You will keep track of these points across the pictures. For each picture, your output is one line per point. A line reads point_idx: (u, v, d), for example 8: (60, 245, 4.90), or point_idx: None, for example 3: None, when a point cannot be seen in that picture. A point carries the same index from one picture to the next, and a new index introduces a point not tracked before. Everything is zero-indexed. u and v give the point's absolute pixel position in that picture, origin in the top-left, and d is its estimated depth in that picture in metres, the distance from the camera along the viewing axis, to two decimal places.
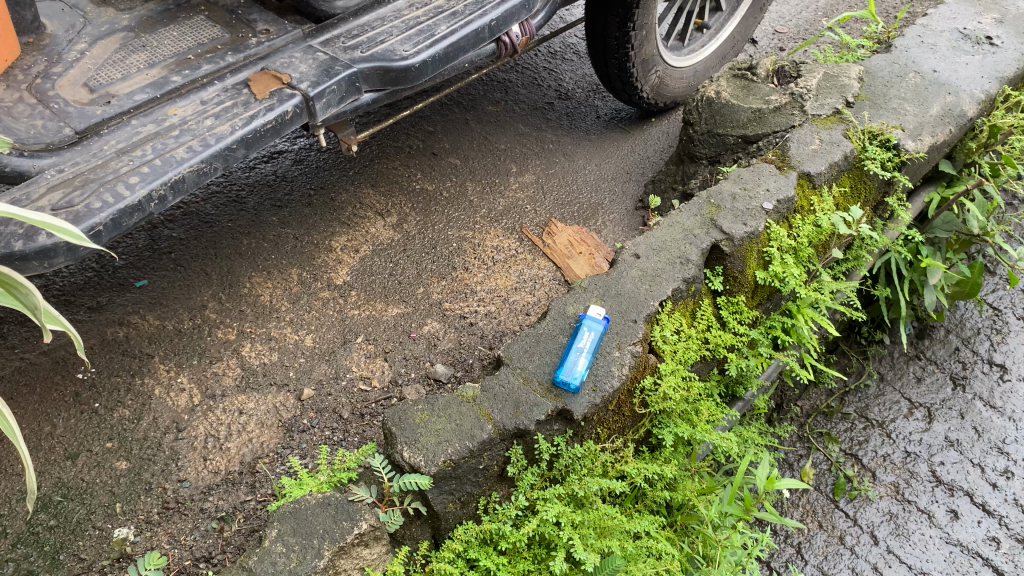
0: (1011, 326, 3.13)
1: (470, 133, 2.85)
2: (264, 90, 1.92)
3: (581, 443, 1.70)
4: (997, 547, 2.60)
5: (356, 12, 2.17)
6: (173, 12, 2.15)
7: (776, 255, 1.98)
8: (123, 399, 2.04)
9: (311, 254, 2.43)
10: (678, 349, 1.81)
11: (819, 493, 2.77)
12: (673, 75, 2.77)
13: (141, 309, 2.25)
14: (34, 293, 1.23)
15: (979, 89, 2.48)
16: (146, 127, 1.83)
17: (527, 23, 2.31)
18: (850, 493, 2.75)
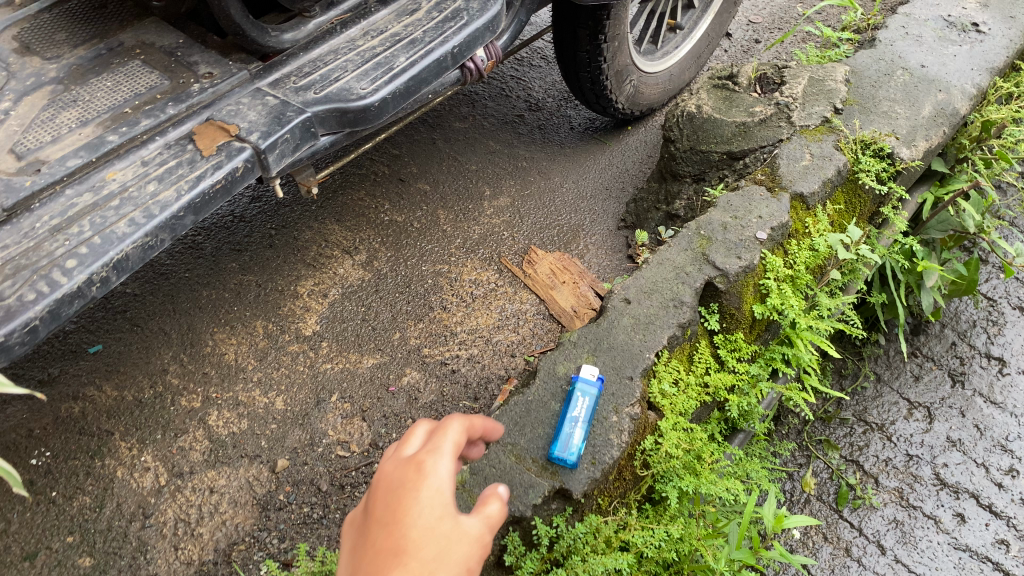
0: (1007, 316, 3.04)
1: (438, 155, 2.69)
2: (211, 145, 1.76)
3: (581, 517, 1.56)
4: (1006, 550, 2.52)
5: (306, 46, 2.01)
6: (104, 58, 1.96)
7: (773, 287, 1.85)
8: (83, 484, 1.89)
9: (276, 302, 2.27)
10: (677, 403, 1.69)
11: (822, 503, 2.63)
12: (648, 82, 2.64)
13: (96, 379, 2.09)
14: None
15: (970, 83, 2.37)
16: (82, 198, 1.66)
17: (492, 46, 2.17)
18: (854, 502, 2.62)
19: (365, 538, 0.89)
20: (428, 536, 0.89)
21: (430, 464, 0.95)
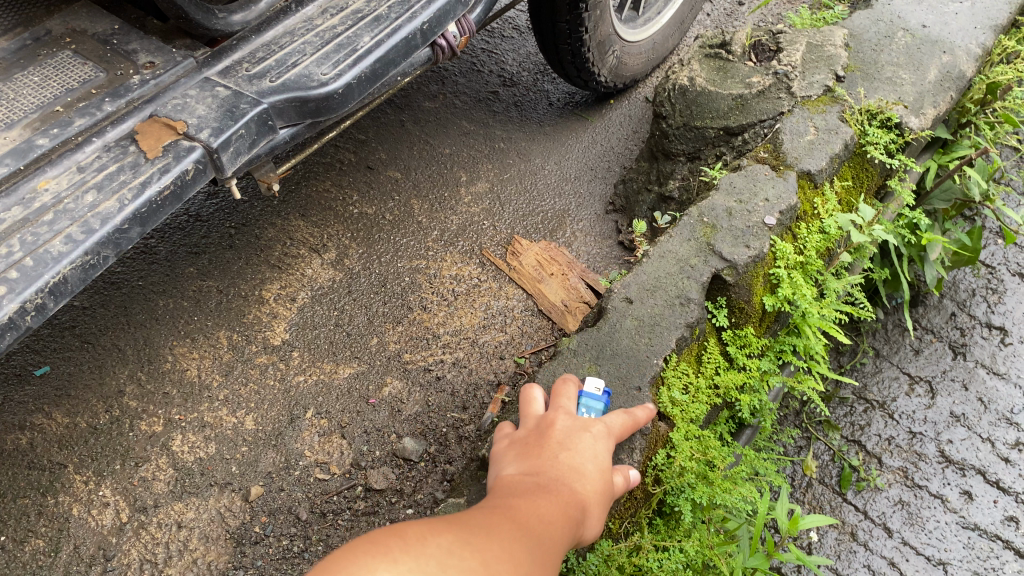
0: (1006, 284, 2.92)
1: (409, 138, 2.50)
2: (156, 145, 1.56)
3: (592, 545, 1.43)
4: (1016, 528, 2.43)
5: (258, 27, 1.80)
6: (30, 48, 1.73)
7: (784, 276, 1.70)
8: (34, 526, 1.71)
9: (240, 310, 2.08)
10: (688, 411, 1.55)
11: (824, 487, 2.53)
12: (631, 53, 2.48)
13: (45, 405, 1.90)
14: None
15: (974, 43, 2.23)
16: (10, 213, 1.46)
17: (464, 20, 1.98)
18: (858, 484, 2.51)
19: (547, 434, 1.21)
20: (595, 473, 1.15)
21: (582, 436, 1.21)
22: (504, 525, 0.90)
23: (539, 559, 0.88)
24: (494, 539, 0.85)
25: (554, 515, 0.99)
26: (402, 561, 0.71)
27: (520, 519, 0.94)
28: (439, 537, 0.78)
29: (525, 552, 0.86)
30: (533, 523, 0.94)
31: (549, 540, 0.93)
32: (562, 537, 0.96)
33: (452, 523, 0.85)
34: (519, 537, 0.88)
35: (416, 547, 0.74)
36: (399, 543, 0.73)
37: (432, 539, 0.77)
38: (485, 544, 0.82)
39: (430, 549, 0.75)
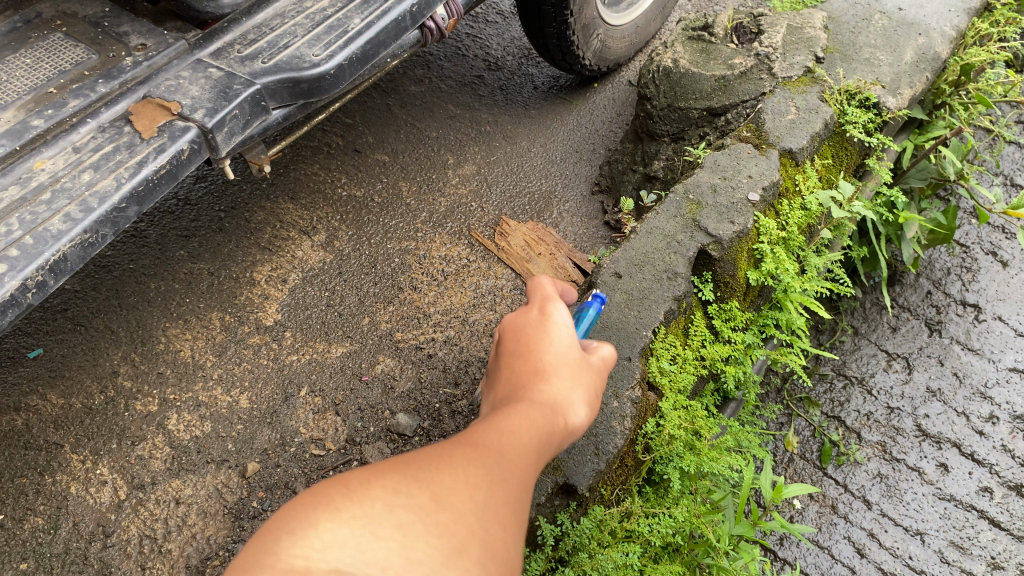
0: (980, 262, 2.98)
1: (396, 122, 2.52)
2: (150, 125, 1.58)
3: (586, 510, 1.48)
4: (991, 497, 2.51)
5: (247, 10, 1.81)
6: (20, 31, 1.74)
7: (768, 251, 1.75)
8: (33, 504, 1.73)
9: (231, 291, 2.10)
10: (677, 381, 1.60)
11: (805, 461, 2.60)
12: (614, 36, 2.51)
13: (39, 387, 1.91)
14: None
15: (948, 26, 2.29)
16: (8, 192, 1.47)
17: (452, 2, 2.02)
18: (838, 459, 2.58)
19: (513, 348, 1.16)
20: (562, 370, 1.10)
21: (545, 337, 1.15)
22: (469, 446, 0.89)
23: (503, 481, 0.86)
24: (448, 464, 0.84)
25: (523, 428, 0.97)
26: (342, 510, 0.74)
27: (484, 437, 0.92)
28: (387, 478, 0.79)
29: (484, 474, 0.85)
30: (502, 440, 0.92)
31: (517, 460, 0.91)
32: (527, 448, 0.94)
33: (406, 457, 0.85)
34: (482, 457, 0.88)
35: (358, 495, 0.76)
36: (338, 493, 0.76)
37: (381, 484, 0.78)
38: (438, 475, 0.82)
39: (375, 493, 0.77)
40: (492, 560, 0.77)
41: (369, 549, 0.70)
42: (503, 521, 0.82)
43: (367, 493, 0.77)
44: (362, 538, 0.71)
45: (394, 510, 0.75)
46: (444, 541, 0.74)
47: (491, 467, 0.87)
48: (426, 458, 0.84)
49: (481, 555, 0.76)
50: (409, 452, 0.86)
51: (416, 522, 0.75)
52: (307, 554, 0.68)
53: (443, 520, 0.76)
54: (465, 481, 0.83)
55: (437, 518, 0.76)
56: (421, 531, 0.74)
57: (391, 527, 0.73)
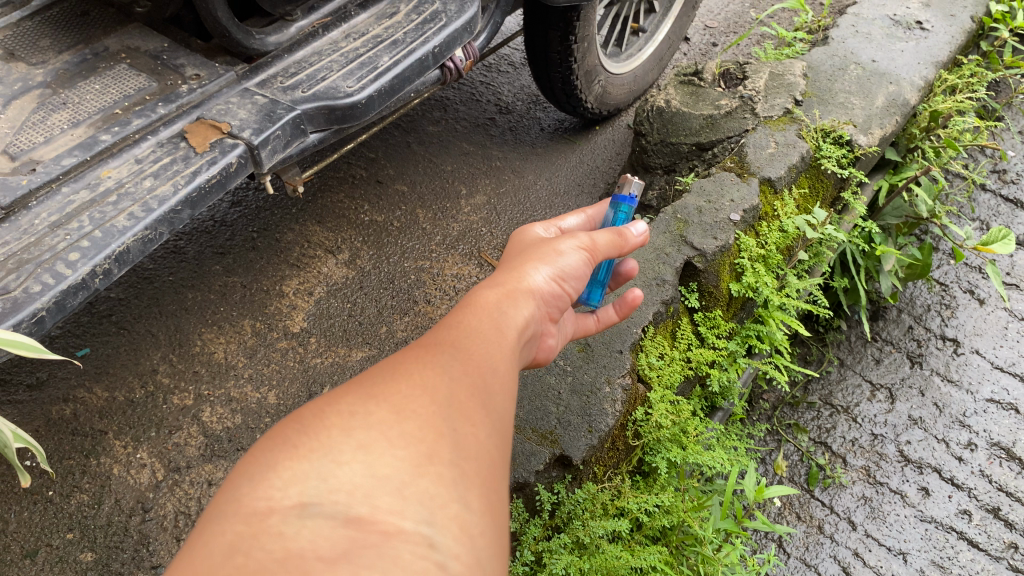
0: (958, 299, 2.93)
1: (414, 157, 2.75)
2: (203, 142, 1.80)
3: (581, 486, 1.65)
4: (969, 519, 2.40)
5: (290, 48, 2.06)
6: (90, 62, 1.99)
7: (747, 265, 1.95)
8: (79, 483, 1.90)
9: (262, 302, 2.30)
10: (664, 375, 1.78)
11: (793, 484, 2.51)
12: (615, 83, 2.76)
13: (86, 382, 2.10)
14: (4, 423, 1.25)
15: (917, 76, 2.52)
16: (80, 195, 1.68)
17: (469, 45, 2.25)
18: (824, 481, 2.49)
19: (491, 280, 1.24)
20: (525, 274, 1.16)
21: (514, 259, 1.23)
22: (421, 352, 0.90)
23: (463, 379, 0.87)
24: (401, 376, 0.84)
25: (479, 324, 0.98)
26: (301, 446, 0.73)
27: (438, 340, 0.93)
28: (340, 403, 0.79)
29: (441, 376, 0.86)
30: (457, 337, 0.94)
31: (476, 355, 0.92)
32: (485, 333, 0.97)
33: (359, 380, 0.85)
34: (435, 360, 0.88)
35: (313, 430, 0.75)
36: (294, 431, 0.75)
37: (334, 412, 0.77)
38: (391, 389, 0.81)
39: (331, 422, 0.76)
40: (465, 457, 0.77)
41: (333, 474, 0.69)
42: (469, 417, 0.82)
43: (322, 425, 0.75)
44: (325, 468, 0.70)
45: (353, 433, 0.74)
46: (412, 446, 0.74)
47: (446, 367, 0.87)
48: (376, 378, 0.84)
49: (452, 456, 0.76)
50: (361, 375, 0.86)
51: (379, 440, 0.74)
52: (269, 494, 0.68)
53: (407, 428, 0.76)
54: (421, 387, 0.83)
55: (399, 428, 0.76)
56: (385, 446, 0.73)
57: (353, 447, 0.72)
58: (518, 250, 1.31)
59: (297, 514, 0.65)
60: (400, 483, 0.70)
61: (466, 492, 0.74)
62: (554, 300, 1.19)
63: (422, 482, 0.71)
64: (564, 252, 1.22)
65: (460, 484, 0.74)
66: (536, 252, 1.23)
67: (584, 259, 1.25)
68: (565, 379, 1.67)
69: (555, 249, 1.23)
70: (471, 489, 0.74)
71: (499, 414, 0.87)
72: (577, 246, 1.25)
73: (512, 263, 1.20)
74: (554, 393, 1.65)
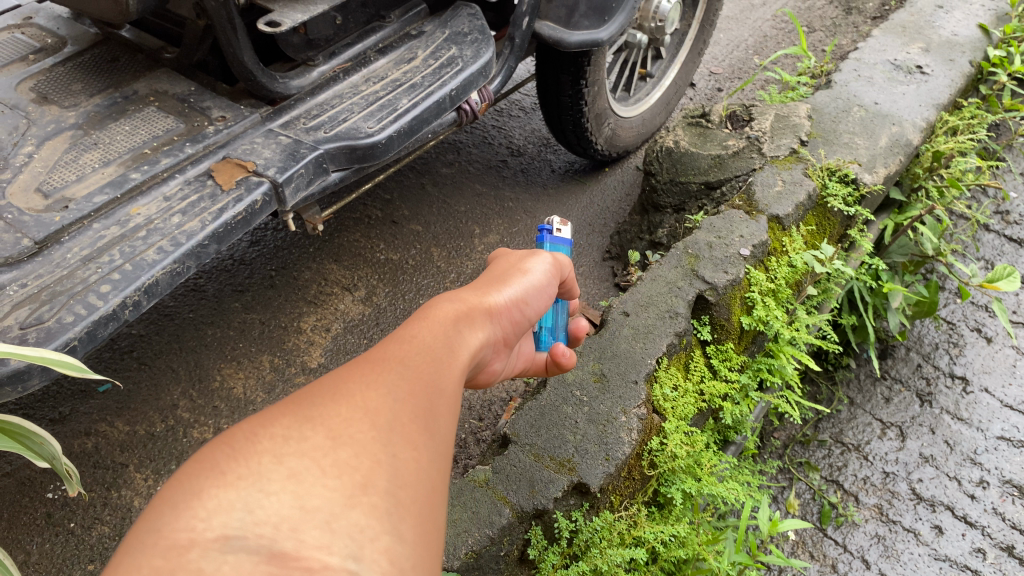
0: (966, 338, 2.95)
1: (429, 198, 2.82)
2: (230, 180, 1.86)
3: (597, 514, 1.66)
4: (983, 558, 2.38)
5: (312, 91, 2.13)
6: (120, 105, 2.07)
7: (758, 299, 2.00)
8: (100, 514, 1.93)
9: (280, 338, 2.35)
10: (678, 406, 1.80)
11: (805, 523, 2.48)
12: (624, 126, 2.84)
13: (107, 416, 2.13)
14: (54, 441, 1.32)
15: (919, 118, 2.59)
16: (110, 231, 1.73)
17: (484, 89, 2.32)
18: (837, 519, 2.47)
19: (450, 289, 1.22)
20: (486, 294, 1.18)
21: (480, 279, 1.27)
22: (366, 369, 0.86)
23: (409, 399, 0.83)
24: (341, 395, 0.80)
25: (431, 342, 0.96)
26: (228, 472, 0.68)
27: (386, 355, 0.90)
28: (274, 425, 0.75)
29: (387, 396, 0.82)
30: (408, 354, 0.91)
31: (429, 371, 0.90)
32: (437, 347, 0.95)
33: (297, 398, 0.81)
34: (382, 377, 0.85)
35: (241, 456, 0.70)
36: (222, 455, 0.70)
37: (267, 436, 0.73)
38: (330, 410, 0.77)
39: (263, 446, 0.71)
40: (404, 485, 0.73)
41: (261, 505, 0.65)
42: (412, 440, 0.79)
43: (251, 450, 0.71)
44: (251, 498, 0.66)
45: (283, 460, 0.70)
46: (346, 476, 0.70)
47: (392, 387, 0.84)
48: (315, 396, 0.80)
49: (390, 486, 0.72)
50: (299, 393, 0.82)
51: (310, 468, 0.70)
52: (190, 526, 0.63)
53: (342, 455, 0.72)
54: (363, 409, 0.79)
55: (334, 455, 0.72)
56: (316, 475, 0.69)
57: (282, 476, 0.68)
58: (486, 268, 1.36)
59: (219, 549, 0.61)
60: (330, 516, 0.66)
61: (402, 524, 0.70)
62: (512, 325, 1.23)
63: (353, 514, 0.67)
64: (529, 270, 1.31)
65: (397, 516, 0.70)
66: (504, 275, 1.28)
67: (549, 274, 1.34)
68: (582, 409, 1.71)
69: (526, 273, 1.30)
70: (407, 521, 0.70)
71: (447, 436, 0.84)
72: (544, 268, 1.34)
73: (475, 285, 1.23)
74: (571, 422, 1.68)
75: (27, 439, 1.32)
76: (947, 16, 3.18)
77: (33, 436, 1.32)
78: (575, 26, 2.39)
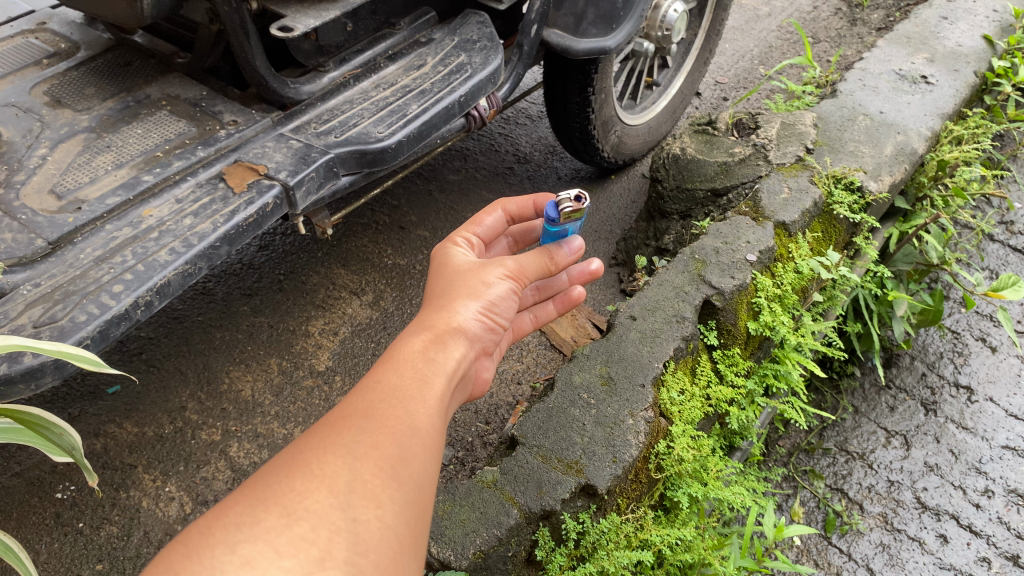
0: (971, 347, 2.95)
1: (436, 204, 2.83)
2: (241, 183, 1.87)
3: (604, 516, 1.67)
4: (989, 567, 2.38)
5: (322, 96, 2.15)
6: (133, 108, 2.09)
7: (764, 304, 2.01)
8: (109, 515, 1.94)
9: (288, 341, 2.36)
10: (685, 410, 1.81)
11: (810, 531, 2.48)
12: (630, 134, 2.86)
13: (116, 417, 2.15)
14: (73, 432, 1.34)
15: (924, 127, 2.61)
16: (122, 232, 1.75)
17: (493, 95, 2.34)
18: (841, 527, 2.46)
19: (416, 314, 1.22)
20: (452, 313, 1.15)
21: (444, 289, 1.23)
22: (327, 433, 0.92)
23: (370, 455, 0.90)
24: (300, 468, 0.87)
25: (399, 383, 1.00)
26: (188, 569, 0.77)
27: (349, 411, 0.96)
28: (230, 512, 0.82)
29: (345, 457, 0.89)
30: (370, 405, 0.96)
31: (390, 416, 0.95)
32: (400, 387, 1.00)
33: (261, 474, 0.89)
34: (340, 438, 0.91)
35: (197, 552, 0.78)
36: (179, 555, 0.78)
37: (222, 526, 0.81)
38: (285, 488, 0.85)
39: (217, 538, 0.79)
40: (362, 551, 0.82)
41: None
42: (374, 499, 0.87)
43: (207, 545, 0.79)
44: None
45: (238, 548, 0.78)
46: (302, 553, 0.79)
47: (351, 447, 0.90)
48: (275, 473, 0.87)
49: (347, 554, 0.81)
50: (262, 469, 0.89)
51: (265, 553, 0.78)
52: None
53: (298, 532, 0.81)
54: (320, 477, 0.86)
55: (288, 534, 0.80)
56: (270, 558, 0.78)
57: (238, 564, 0.77)
58: (439, 274, 1.27)
59: None
60: None
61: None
62: (488, 334, 1.19)
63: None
64: (492, 283, 1.21)
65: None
66: (465, 281, 1.22)
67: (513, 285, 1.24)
68: (589, 411, 1.72)
69: (486, 285, 1.21)
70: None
71: (417, 475, 0.91)
72: (503, 274, 1.23)
73: (438, 300, 1.19)
74: (578, 424, 1.69)
75: (46, 430, 1.34)
76: (951, 27, 3.20)
77: (54, 427, 1.34)
78: (584, 34, 2.41)
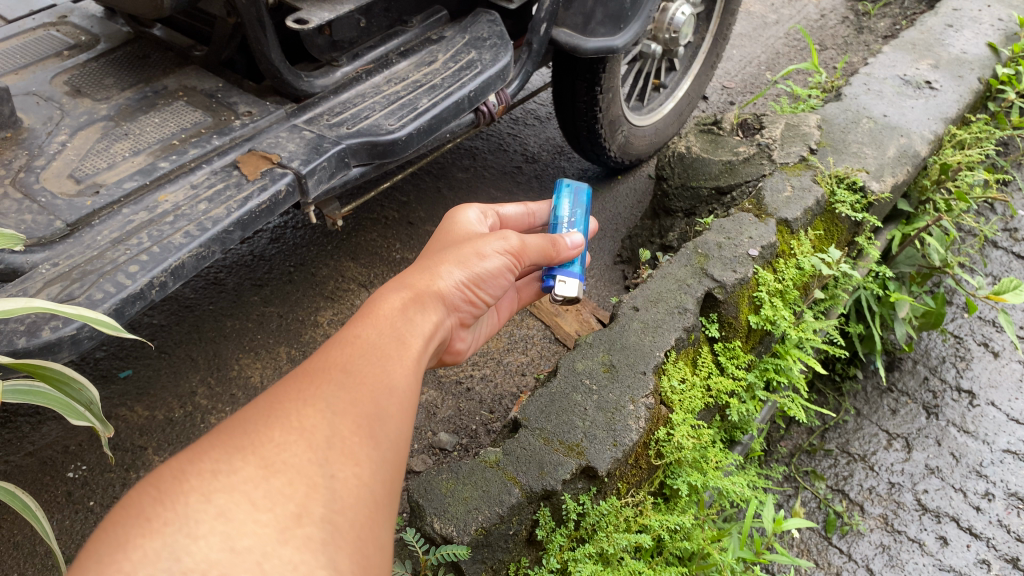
0: (974, 351, 2.96)
1: (444, 201, 2.88)
2: (255, 171, 1.91)
3: (605, 500, 1.69)
4: (989, 570, 2.38)
5: (335, 90, 2.20)
6: (150, 99, 2.15)
7: (766, 299, 2.05)
8: (119, 494, 1.98)
9: (297, 331, 2.40)
10: (685, 399, 1.84)
11: (810, 531, 2.48)
12: (637, 134, 2.90)
13: (128, 400, 2.19)
14: (89, 388, 1.49)
15: (927, 130, 2.65)
16: (138, 216, 1.79)
17: (502, 92, 2.38)
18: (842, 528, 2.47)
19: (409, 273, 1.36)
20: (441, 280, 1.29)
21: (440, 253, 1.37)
22: (306, 383, 1.00)
23: (348, 412, 0.97)
24: (279, 420, 0.93)
25: (378, 339, 1.10)
26: (155, 518, 0.80)
27: (327, 365, 1.03)
28: (204, 459, 0.87)
29: (323, 410, 0.96)
30: (347, 359, 1.05)
31: (367, 373, 1.04)
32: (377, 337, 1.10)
33: (238, 421, 0.94)
34: (318, 391, 0.98)
35: (169, 499, 0.82)
36: (151, 499, 0.82)
37: (196, 472, 0.85)
38: (263, 438, 0.90)
39: (192, 486, 0.84)
40: (339, 508, 0.88)
41: (188, 551, 0.77)
42: (352, 457, 0.93)
43: (180, 490, 0.83)
44: (179, 544, 0.78)
45: (213, 498, 0.83)
46: (278, 508, 0.84)
47: (330, 399, 0.98)
48: (252, 423, 0.93)
49: (322, 513, 0.86)
50: (236, 416, 0.95)
51: (241, 505, 0.83)
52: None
53: (276, 485, 0.86)
54: (300, 430, 0.93)
55: (266, 486, 0.85)
56: (247, 511, 0.82)
57: (212, 515, 0.81)
58: (446, 243, 1.44)
59: None
60: (261, 556, 0.79)
61: (335, 553, 0.84)
62: (465, 304, 1.34)
63: (285, 550, 0.80)
64: (485, 255, 1.36)
65: (329, 544, 0.84)
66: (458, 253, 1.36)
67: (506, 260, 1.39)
68: (591, 397, 1.76)
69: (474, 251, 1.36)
70: (341, 549, 0.84)
71: (391, 431, 1.00)
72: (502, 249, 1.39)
73: (430, 261, 1.33)
74: (580, 409, 1.73)
75: (67, 386, 1.49)
76: (956, 35, 3.24)
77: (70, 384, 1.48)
78: (592, 33, 2.45)
